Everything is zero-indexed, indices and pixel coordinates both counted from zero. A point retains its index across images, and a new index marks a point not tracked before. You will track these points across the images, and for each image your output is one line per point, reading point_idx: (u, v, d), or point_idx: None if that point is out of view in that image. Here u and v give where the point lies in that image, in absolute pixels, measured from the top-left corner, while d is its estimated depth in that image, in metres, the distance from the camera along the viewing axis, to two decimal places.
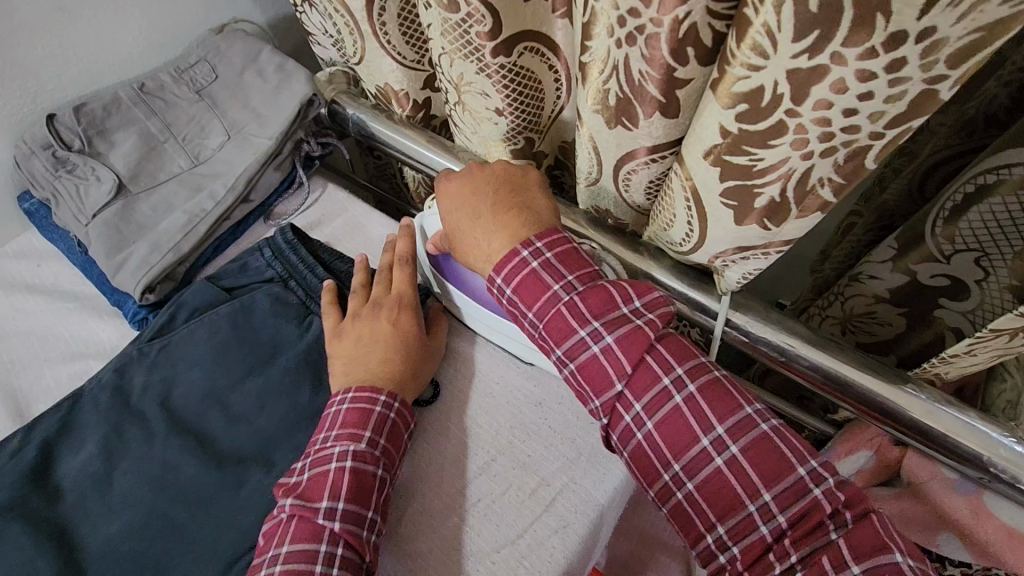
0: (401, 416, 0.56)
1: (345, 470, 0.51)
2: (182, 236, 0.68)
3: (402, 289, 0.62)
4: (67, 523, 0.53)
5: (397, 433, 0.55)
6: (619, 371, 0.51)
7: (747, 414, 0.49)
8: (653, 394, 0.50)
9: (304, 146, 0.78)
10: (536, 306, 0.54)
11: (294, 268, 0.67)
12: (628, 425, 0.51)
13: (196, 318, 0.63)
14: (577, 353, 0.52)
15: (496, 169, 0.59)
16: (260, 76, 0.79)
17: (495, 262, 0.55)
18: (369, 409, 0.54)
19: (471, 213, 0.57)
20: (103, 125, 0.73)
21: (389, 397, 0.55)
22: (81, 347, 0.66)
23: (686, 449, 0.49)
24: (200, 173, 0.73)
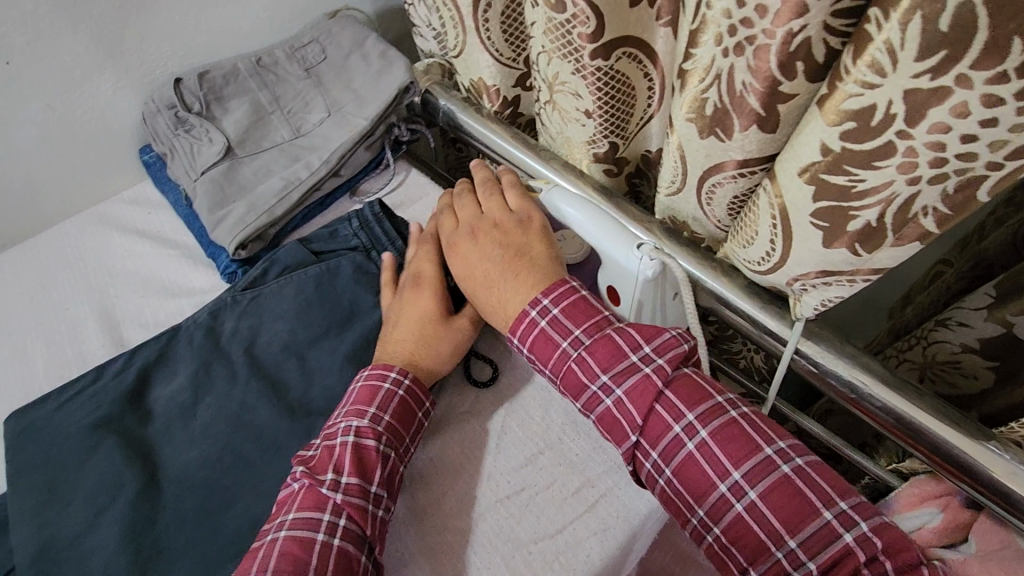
0: (411, 394, 0.57)
1: (348, 445, 0.53)
2: (277, 200, 0.72)
3: (426, 273, 0.62)
4: (151, 444, 0.58)
5: (409, 409, 0.57)
6: (630, 422, 0.52)
7: (764, 458, 0.48)
8: (665, 443, 0.50)
9: (395, 130, 0.82)
10: (551, 363, 0.55)
11: (377, 240, 0.71)
12: (650, 473, 0.52)
13: (286, 275, 0.68)
14: (593, 406, 0.53)
15: (498, 229, 0.60)
16: (364, 60, 0.83)
17: (511, 324, 0.57)
18: (378, 386, 0.56)
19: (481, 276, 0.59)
20: (220, 92, 0.79)
21: (399, 374, 0.57)
22: (178, 291, 0.72)
23: (705, 496, 0.49)
24: (299, 145, 0.78)
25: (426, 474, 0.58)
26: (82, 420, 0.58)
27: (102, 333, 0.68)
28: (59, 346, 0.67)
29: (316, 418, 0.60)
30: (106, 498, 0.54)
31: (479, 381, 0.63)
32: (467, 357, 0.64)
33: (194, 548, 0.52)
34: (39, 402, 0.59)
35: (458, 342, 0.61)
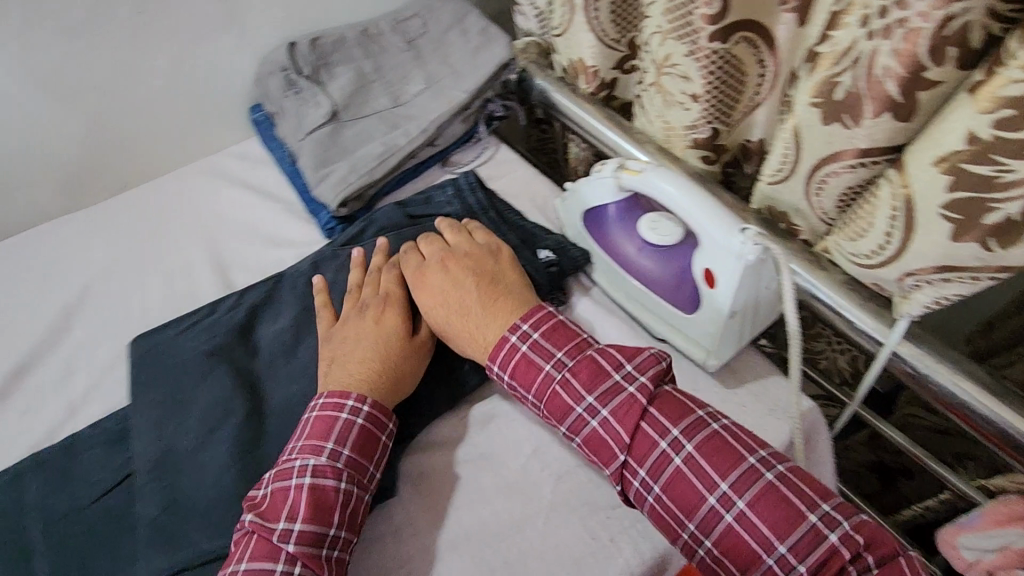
0: (371, 421, 0.54)
1: (304, 487, 0.51)
2: (376, 163, 0.75)
3: (391, 290, 0.63)
4: (256, 377, 0.62)
5: (371, 438, 0.54)
6: (617, 440, 0.52)
7: (749, 467, 0.49)
8: (652, 459, 0.51)
9: (489, 106, 0.83)
10: (534, 389, 0.55)
11: (471, 208, 0.72)
12: (638, 492, 0.51)
13: (382, 235, 0.72)
14: (579, 428, 0.53)
15: (469, 258, 0.62)
16: (463, 36, 0.85)
17: (488, 351, 0.58)
18: (334, 417, 0.54)
19: (455, 304, 0.59)
20: (328, 59, 0.83)
21: (357, 401, 0.54)
22: (279, 241, 0.76)
23: (694, 509, 0.49)
24: (398, 113, 0.81)
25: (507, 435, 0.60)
26: (197, 348, 0.63)
27: (211, 274, 0.73)
28: (173, 282, 0.73)
29: None
30: (217, 419, 0.59)
31: None
32: None
33: None
34: (163, 328, 0.66)
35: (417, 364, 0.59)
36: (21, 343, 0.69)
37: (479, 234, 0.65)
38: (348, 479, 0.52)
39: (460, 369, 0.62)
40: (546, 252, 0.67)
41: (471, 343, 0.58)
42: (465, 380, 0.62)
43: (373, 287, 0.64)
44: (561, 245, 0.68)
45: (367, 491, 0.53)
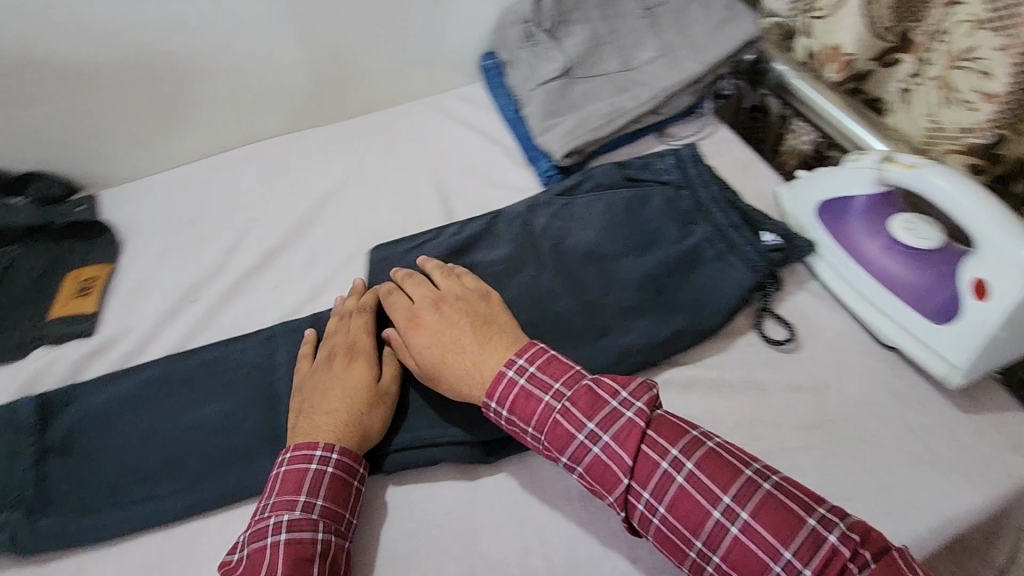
0: (341, 469, 0.54)
1: (280, 543, 0.49)
2: (605, 121, 0.77)
3: (357, 336, 0.61)
4: None
5: (346, 487, 0.54)
6: (617, 465, 0.49)
7: (745, 481, 0.46)
8: (655, 480, 0.48)
9: (720, 83, 0.83)
10: (534, 421, 0.52)
11: (690, 179, 0.71)
12: (643, 515, 0.48)
13: (598, 192, 0.73)
14: (581, 457, 0.50)
15: (461, 301, 0.60)
16: (705, 9, 0.84)
17: (484, 388, 0.54)
18: (304, 470, 0.53)
19: (444, 347, 0.57)
20: (567, 17, 0.86)
21: (326, 449, 0.54)
22: (497, 181, 0.82)
23: (700, 527, 0.46)
24: (627, 77, 0.82)
25: (710, 406, 0.59)
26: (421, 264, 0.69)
27: (434, 201, 0.80)
28: (400, 202, 0.81)
29: (611, 322, 0.64)
30: None
31: (773, 341, 0.62)
32: (759, 312, 0.64)
33: None
34: (388, 248, 0.71)
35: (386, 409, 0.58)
36: (273, 229, 0.79)
37: (468, 277, 0.63)
38: (324, 527, 0.51)
39: (669, 331, 0.62)
40: (772, 236, 0.65)
41: (459, 392, 0.56)
42: (672, 342, 0.61)
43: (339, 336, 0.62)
44: (788, 234, 0.66)
45: (343, 540, 0.52)
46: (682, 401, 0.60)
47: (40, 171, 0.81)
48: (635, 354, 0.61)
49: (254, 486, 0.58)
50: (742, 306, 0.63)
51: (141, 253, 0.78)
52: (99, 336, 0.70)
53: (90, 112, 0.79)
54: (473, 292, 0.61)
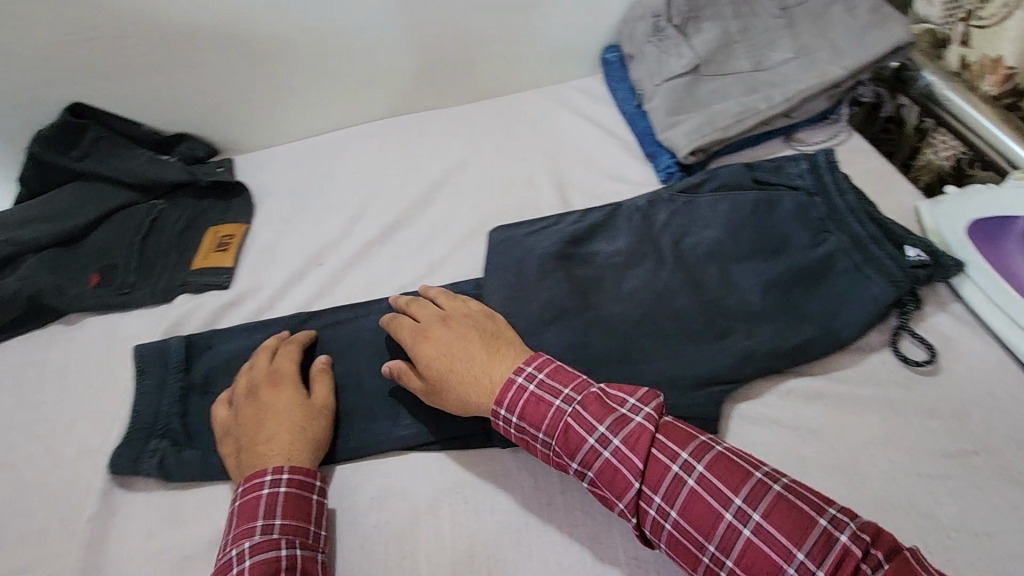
0: (294, 485, 0.55)
1: (246, 569, 0.49)
2: (735, 120, 0.76)
3: (283, 367, 0.63)
4: (586, 286, 0.67)
5: (303, 499, 0.55)
6: (628, 469, 0.49)
7: (753, 485, 0.46)
8: (666, 483, 0.48)
9: (860, 89, 0.80)
10: (545, 427, 0.53)
11: (825, 186, 0.69)
12: (655, 520, 0.49)
13: (724, 193, 0.71)
14: (592, 462, 0.51)
15: (468, 317, 0.61)
16: (848, 12, 0.81)
17: (494, 395, 0.55)
18: (258, 496, 0.54)
19: (455, 357, 0.58)
20: (699, 12, 0.84)
21: (276, 472, 0.55)
22: (614, 174, 0.82)
23: (712, 529, 0.46)
24: (759, 78, 0.80)
25: (839, 421, 0.58)
26: (539, 250, 0.69)
27: (551, 189, 0.81)
28: (516, 187, 0.82)
29: (735, 325, 0.63)
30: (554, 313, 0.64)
31: (914, 362, 0.60)
32: (895, 331, 0.62)
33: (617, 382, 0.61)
34: (511, 230, 0.72)
35: (325, 422, 0.61)
36: (394, 204, 0.82)
37: (472, 300, 0.64)
38: (288, 543, 0.52)
39: (799, 340, 0.60)
40: (917, 251, 0.63)
41: (468, 402, 0.56)
42: (802, 351, 0.60)
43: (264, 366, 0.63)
44: (934, 251, 0.63)
45: (313, 550, 0.53)
46: (809, 411, 0.59)
47: (187, 132, 0.88)
48: (760, 359, 0.60)
49: (378, 444, 0.61)
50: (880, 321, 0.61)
51: (273, 216, 0.83)
52: (233, 289, 0.75)
53: (238, 82, 0.85)
54: (482, 309, 0.62)
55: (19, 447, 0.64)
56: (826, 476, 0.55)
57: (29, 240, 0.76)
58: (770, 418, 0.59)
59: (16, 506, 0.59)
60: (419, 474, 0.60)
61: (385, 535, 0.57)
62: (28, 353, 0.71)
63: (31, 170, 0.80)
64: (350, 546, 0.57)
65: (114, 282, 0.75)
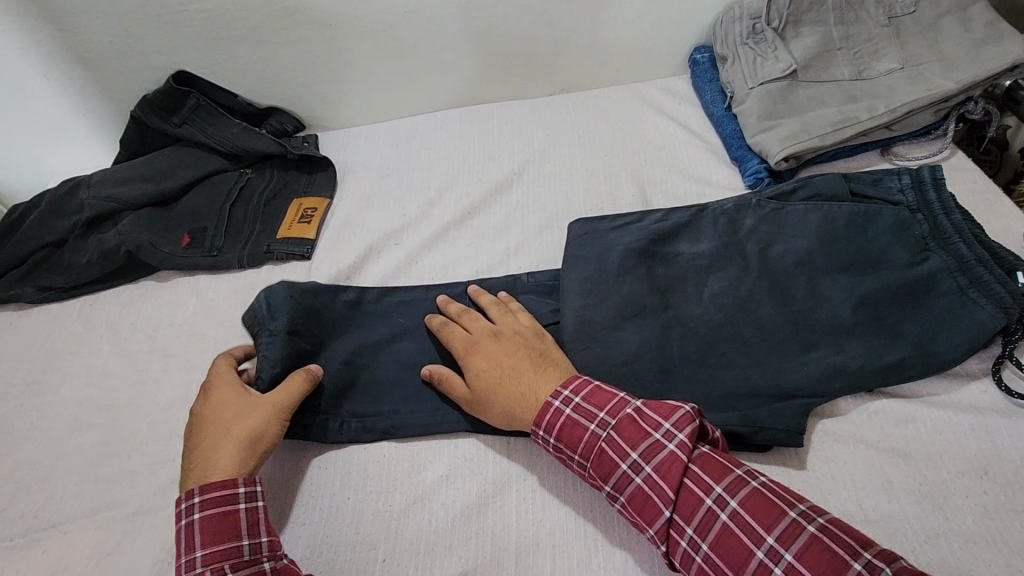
0: (209, 507, 0.50)
1: None
2: (833, 128, 0.73)
3: (218, 376, 0.60)
4: (666, 286, 0.65)
5: (227, 516, 0.50)
6: (659, 496, 0.48)
7: (785, 525, 0.44)
8: (698, 516, 0.47)
9: (968, 104, 0.75)
10: (580, 449, 0.52)
11: (928, 204, 0.66)
12: (686, 553, 0.47)
13: (818, 202, 0.68)
14: (624, 487, 0.50)
15: (519, 334, 0.61)
16: (962, 26, 0.77)
17: (533, 415, 0.55)
18: (179, 529, 0.50)
19: (504, 371, 0.58)
20: (801, 16, 0.81)
21: (186, 499, 0.51)
22: (697, 176, 0.81)
23: (743, 565, 0.44)
24: (860, 88, 0.77)
25: (929, 446, 0.56)
26: (621, 246, 0.68)
27: (632, 187, 0.80)
28: (596, 183, 0.81)
29: (823, 337, 0.61)
30: (633, 310, 0.63)
31: (1016, 394, 0.57)
32: (998, 360, 0.59)
33: (695, 386, 0.59)
34: (593, 226, 0.71)
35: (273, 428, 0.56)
36: (472, 190, 0.83)
37: (522, 315, 0.64)
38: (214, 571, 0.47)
39: (893, 358, 0.58)
40: None
41: (511, 416, 0.56)
42: (896, 370, 0.58)
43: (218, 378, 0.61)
44: None
45: (251, 567, 0.48)
46: (898, 433, 0.57)
47: (276, 107, 0.91)
48: (849, 376, 0.58)
49: (448, 424, 0.61)
50: (982, 347, 0.59)
51: (353, 193, 0.85)
52: (313, 260, 0.77)
53: (331, 62, 0.87)
54: (534, 328, 0.62)
55: (112, 391, 0.67)
56: (915, 502, 0.53)
57: (128, 198, 0.80)
58: (855, 436, 0.57)
59: (107, 446, 0.62)
60: (489, 456, 0.60)
61: (453, 513, 0.56)
62: (123, 304, 0.75)
63: (133, 133, 0.85)
64: (416, 522, 0.56)
65: (203, 244, 0.78)
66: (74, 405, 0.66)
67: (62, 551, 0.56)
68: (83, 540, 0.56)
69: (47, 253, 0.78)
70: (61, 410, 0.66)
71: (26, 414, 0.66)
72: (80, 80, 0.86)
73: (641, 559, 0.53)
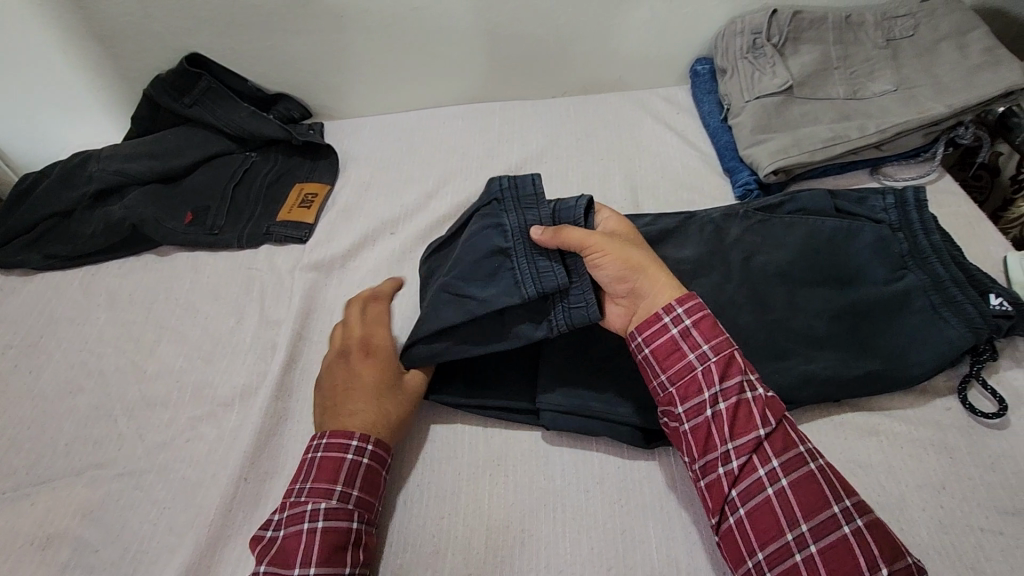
0: (376, 459, 0.55)
1: (317, 531, 0.50)
2: (823, 145, 0.75)
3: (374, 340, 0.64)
4: None
5: (380, 473, 0.55)
6: (763, 419, 0.51)
7: (861, 499, 0.48)
8: (788, 455, 0.49)
9: (958, 130, 0.77)
10: (713, 342, 0.53)
11: (909, 224, 0.67)
12: (758, 480, 0.49)
13: (802, 216, 0.70)
14: (733, 395, 0.51)
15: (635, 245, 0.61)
16: (959, 51, 0.79)
17: (683, 295, 0.55)
18: (339, 456, 0.54)
19: (647, 253, 0.57)
20: (801, 34, 0.83)
21: (362, 439, 0.55)
22: (689, 184, 0.82)
23: (815, 510, 0.47)
24: (854, 107, 0.79)
25: (892, 459, 0.57)
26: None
27: (624, 191, 0.82)
28: (590, 184, 0.83)
29: (797, 347, 0.62)
30: None
31: (981, 413, 0.59)
32: (965, 379, 0.61)
33: None
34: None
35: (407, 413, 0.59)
36: (469, 185, 0.85)
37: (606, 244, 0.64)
38: (358, 515, 0.52)
39: (862, 370, 0.60)
40: (1000, 300, 0.61)
41: (641, 287, 0.55)
42: (864, 383, 0.60)
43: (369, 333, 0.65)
44: (1019, 302, 0.62)
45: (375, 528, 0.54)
46: (862, 444, 0.58)
47: (285, 93, 0.94)
48: (818, 386, 0.60)
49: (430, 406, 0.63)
50: (948, 367, 0.60)
51: (353, 181, 0.87)
52: (309, 244, 0.79)
53: (342, 52, 0.89)
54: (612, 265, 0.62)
55: (107, 358, 0.69)
56: None
57: (135, 173, 0.82)
58: (820, 445, 0.58)
59: (98, 410, 0.65)
60: (468, 440, 0.62)
61: (427, 495, 0.58)
62: (123, 276, 0.78)
63: (145, 111, 0.87)
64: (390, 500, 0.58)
65: (205, 222, 0.80)
66: (68, 369, 0.68)
67: (49, 507, 0.58)
68: (70, 495, 0.59)
69: (53, 223, 0.80)
70: (56, 373, 0.68)
71: (23, 375, 0.68)
72: (96, 57, 0.89)
73: (605, 548, 0.55)
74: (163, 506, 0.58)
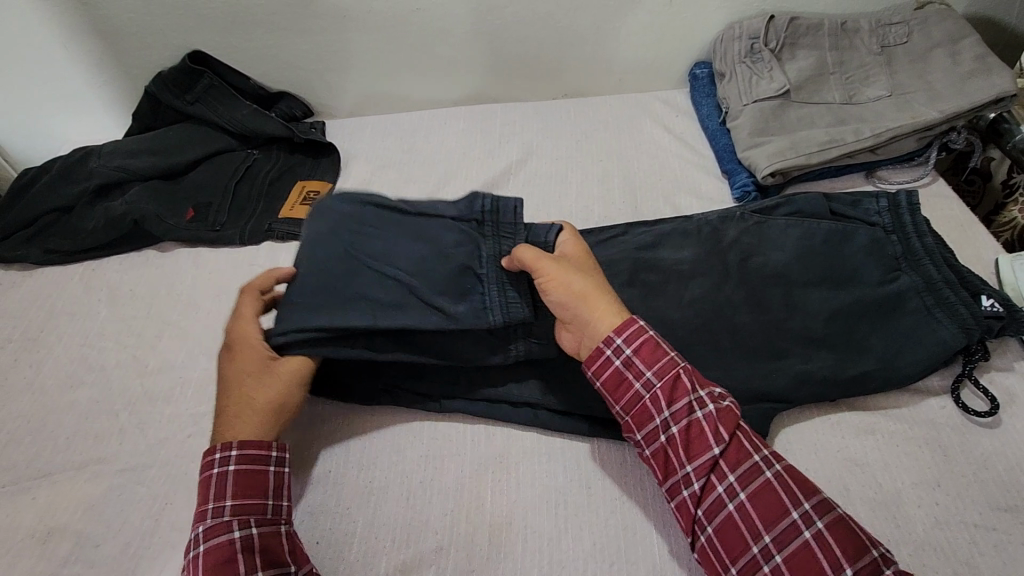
0: (246, 462, 0.53)
1: (202, 555, 0.49)
2: (818, 148, 0.76)
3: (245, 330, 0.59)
4: (648, 288, 0.67)
5: (258, 473, 0.53)
6: (716, 436, 0.51)
7: (821, 497, 0.48)
8: (744, 467, 0.50)
9: (951, 134, 0.78)
10: (655, 368, 0.53)
11: (903, 227, 0.69)
12: (720, 497, 0.50)
13: (798, 218, 0.71)
14: (682, 417, 0.52)
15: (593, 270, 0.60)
16: (952, 58, 0.80)
17: (623, 323, 0.54)
18: (209, 476, 0.53)
19: (595, 281, 0.56)
20: (797, 40, 0.85)
21: (223, 452, 0.53)
22: (688, 186, 0.83)
23: (777, 519, 0.48)
24: (849, 112, 0.80)
25: (887, 457, 0.58)
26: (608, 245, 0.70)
27: (623, 192, 0.83)
28: (589, 184, 0.84)
29: (793, 346, 0.63)
30: None
31: (972, 412, 0.60)
32: (958, 378, 0.62)
33: None
34: (583, 233, 0.73)
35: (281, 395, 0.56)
36: (468, 185, 0.85)
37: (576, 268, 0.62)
38: (241, 523, 0.50)
39: (857, 370, 0.61)
40: (991, 301, 0.63)
41: (584, 313, 0.54)
42: (859, 382, 0.61)
43: (239, 317, 0.60)
44: (1010, 304, 0.63)
45: (276, 527, 0.52)
46: (857, 442, 0.59)
47: (286, 92, 0.94)
48: (815, 385, 0.61)
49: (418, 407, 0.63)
50: (942, 366, 0.62)
51: (354, 179, 0.87)
52: None
53: (343, 51, 0.90)
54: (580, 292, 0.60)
55: (108, 352, 0.69)
56: (868, 508, 0.55)
57: (136, 169, 0.82)
58: (816, 443, 0.60)
59: (100, 404, 0.65)
60: (474, 439, 0.62)
61: (430, 491, 0.58)
62: (123, 271, 0.78)
63: (146, 108, 0.87)
64: (394, 498, 0.58)
65: (207, 218, 0.80)
66: (69, 364, 0.68)
67: (51, 500, 0.58)
68: (71, 489, 0.59)
69: (53, 218, 0.80)
70: (57, 368, 0.68)
71: (22, 369, 0.68)
72: (98, 53, 0.89)
73: (603, 544, 0.55)
74: (164, 501, 0.58)
